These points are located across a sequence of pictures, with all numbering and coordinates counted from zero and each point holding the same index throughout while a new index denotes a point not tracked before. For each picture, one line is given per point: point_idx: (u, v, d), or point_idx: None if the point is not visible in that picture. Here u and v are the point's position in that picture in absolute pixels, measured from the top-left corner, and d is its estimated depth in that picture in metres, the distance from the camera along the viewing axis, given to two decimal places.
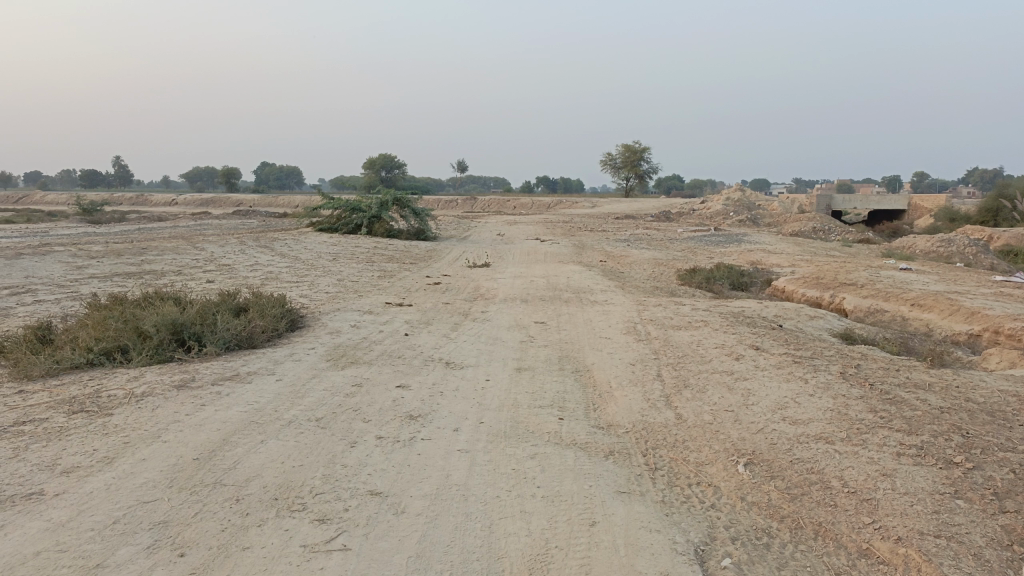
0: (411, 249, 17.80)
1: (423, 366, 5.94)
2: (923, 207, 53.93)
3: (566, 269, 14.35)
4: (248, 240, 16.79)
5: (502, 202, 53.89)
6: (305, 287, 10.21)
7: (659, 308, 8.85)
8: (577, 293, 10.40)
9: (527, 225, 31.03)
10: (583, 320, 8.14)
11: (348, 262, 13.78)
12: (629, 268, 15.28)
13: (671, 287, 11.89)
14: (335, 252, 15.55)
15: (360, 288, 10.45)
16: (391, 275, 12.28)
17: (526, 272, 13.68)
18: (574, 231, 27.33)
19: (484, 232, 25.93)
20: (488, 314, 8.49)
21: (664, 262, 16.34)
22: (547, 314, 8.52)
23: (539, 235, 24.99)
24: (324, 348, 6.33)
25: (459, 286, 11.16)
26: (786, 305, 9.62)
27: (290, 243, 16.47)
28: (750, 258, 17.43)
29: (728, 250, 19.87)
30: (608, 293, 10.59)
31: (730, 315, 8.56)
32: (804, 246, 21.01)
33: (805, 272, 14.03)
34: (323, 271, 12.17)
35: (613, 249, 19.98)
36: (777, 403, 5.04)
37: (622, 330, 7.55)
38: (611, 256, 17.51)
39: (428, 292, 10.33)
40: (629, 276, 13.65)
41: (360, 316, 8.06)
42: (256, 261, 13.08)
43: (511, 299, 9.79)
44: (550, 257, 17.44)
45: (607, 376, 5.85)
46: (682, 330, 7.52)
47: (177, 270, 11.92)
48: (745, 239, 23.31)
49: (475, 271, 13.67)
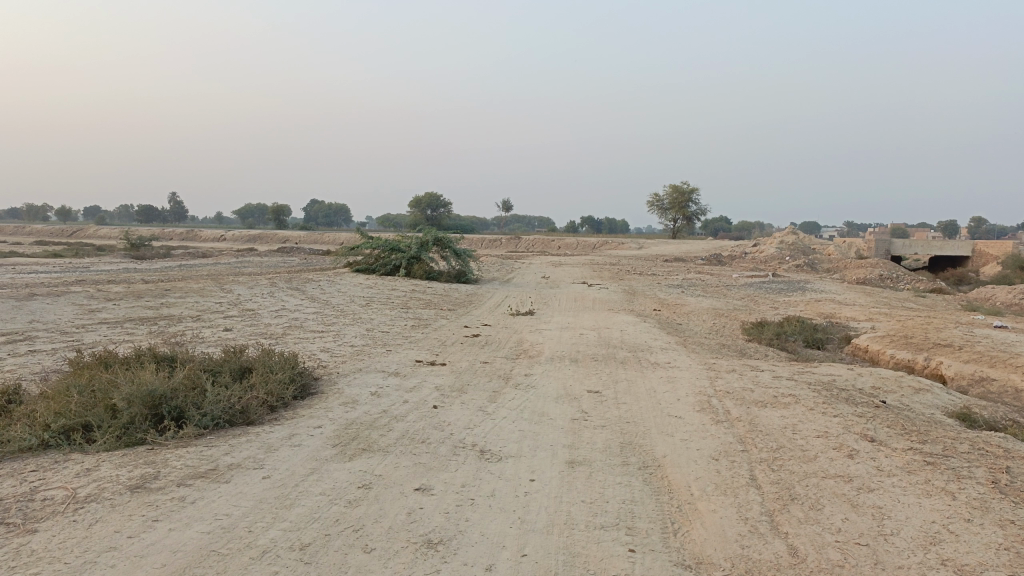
0: (452, 293, 16.74)
1: (452, 457, 4.75)
2: (990, 253, 51.27)
3: (617, 320, 13.10)
4: (280, 282, 15.92)
5: (547, 241, 52.81)
6: (328, 341, 9.16)
7: (734, 376, 7.54)
8: (634, 351, 9.14)
9: (573, 267, 29.79)
10: (646, 390, 6.87)
11: (381, 308, 12.77)
12: (686, 319, 13.97)
13: (739, 346, 10.56)
14: (370, 297, 14.56)
15: (390, 343, 9.36)
16: (426, 325, 11.19)
17: (575, 323, 12.45)
18: (623, 275, 25.98)
19: (528, 274, 24.79)
20: (534, 379, 7.29)
21: (725, 313, 14.95)
22: (603, 381, 7.28)
23: (586, 279, 23.81)
24: (332, 427, 5.19)
25: (501, 340, 10.00)
26: (882, 374, 8.23)
27: (324, 286, 15.54)
28: (820, 309, 15.93)
29: (792, 299, 18.39)
30: (668, 352, 9.33)
31: (820, 388, 7.21)
32: (874, 297, 19.42)
33: (887, 329, 12.55)
34: (352, 320, 11.14)
35: (666, 295, 18.66)
36: (924, 534, 3.72)
37: (694, 406, 6.27)
38: (666, 305, 16.18)
39: (467, 349, 9.20)
40: (689, 331, 12.31)
41: (384, 379, 6.94)
42: (282, 307, 12.12)
43: (561, 358, 8.58)
44: (599, 304, 16.17)
45: (685, 478, 4.58)
46: (768, 408, 6.21)
47: (195, 315, 11.00)
48: (808, 288, 21.72)
49: (519, 321, 12.51)
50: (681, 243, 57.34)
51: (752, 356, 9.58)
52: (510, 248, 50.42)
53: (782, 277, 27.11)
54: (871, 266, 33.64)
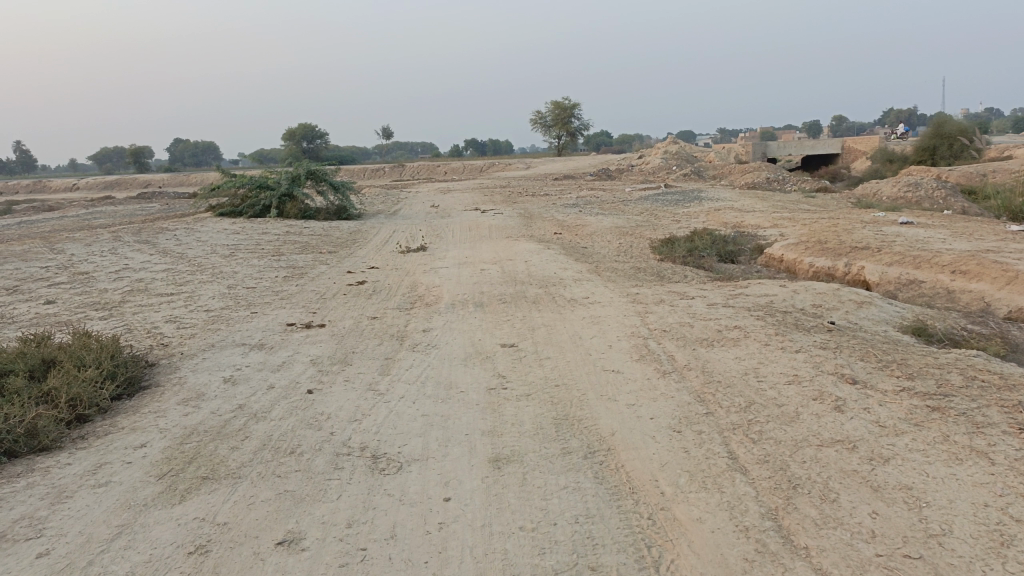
0: (331, 233, 15.01)
1: (333, 472, 3.44)
2: (858, 150, 53.25)
3: (518, 248, 11.93)
4: (127, 235, 13.71)
5: (432, 167, 50.77)
6: (178, 308, 7.51)
7: (666, 307, 6.50)
8: (545, 287, 7.97)
9: (462, 193, 28.28)
10: (570, 337, 5.71)
11: (249, 257, 11.04)
12: (591, 242, 12.96)
13: (655, 268, 9.59)
14: (235, 244, 12.70)
15: (257, 302, 7.79)
16: (301, 274, 9.60)
17: (474, 257, 11.14)
18: (515, 198, 24.74)
19: (415, 204, 23.14)
20: (435, 336, 5.99)
21: (630, 231, 14.02)
22: (517, 330, 6.06)
23: (478, 204, 22.48)
24: (162, 446, 3.75)
25: (391, 285, 8.62)
26: (819, 289, 7.43)
27: (181, 236, 13.49)
28: (724, 218, 15.28)
29: (693, 210, 17.76)
30: (583, 282, 8.24)
31: (764, 314, 6.28)
32: (770, 201, 19.14)
33: (799, 235, 11.96)
34: (212, 275, 9.42)
35: (564, 216, 17.63)
36: (983, 527, 2.75)
37: (632, 355, 5.17)
38: (566, 228, 15.10)
39: (353, 301, 7.76)
40: (598, 255, 11.27)
41: (244, 356, 5.45)
42: (125, 266, 10.19)
43: (463, 304, 7.28)
44: (495, 232, 14.90)
45: (647, 466, 3.46)
46: (717, 348, 5.19)
47: (9, 286, 8.99)
48: (704, 197, 21.19)
49: (410, 259, 11.09)
50: (568, 159, 56.55)
51: (672, 279, 8.63)
52: (394, 177, 48.12)
53: (674, 187, 26.61)
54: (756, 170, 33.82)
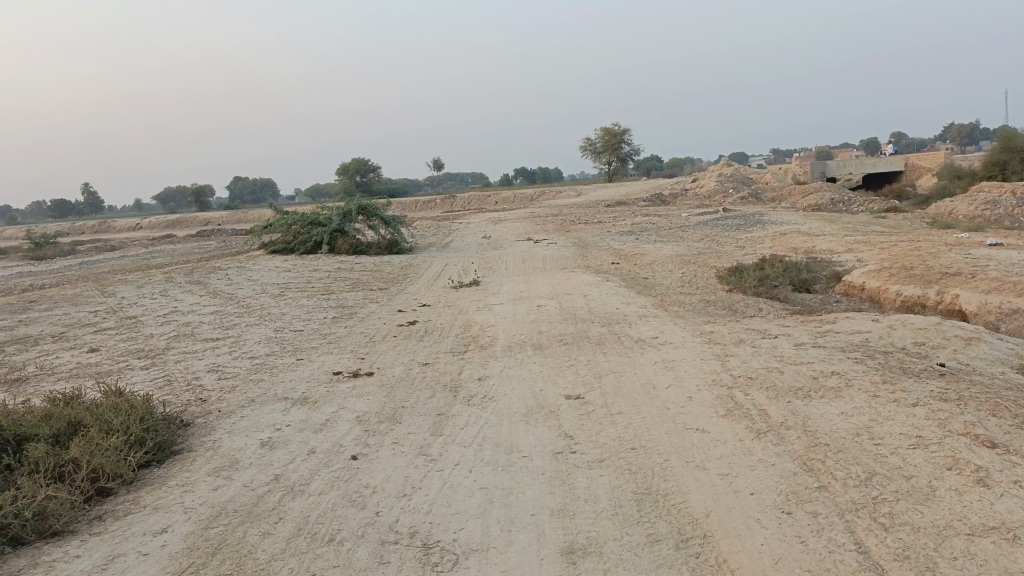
0: (382, 268, 14.68)
1: (379, 569, 2.91)
2: (922, 166, 51.28)
3: (575, 281, 11.37)
4: (180, 275, 13.61)
5: (483, 197, 50.68)
6: (221, 355, 7.14)
7: (748, 349, 5.84)
8: (609, 325, 7.38)
9: (513, 223, 27.87)
10: (642, 386, 5.10)
11: (298, 297, 10.73)
12: (651, 272, 12.32)
13: (726, 301, 8.91)
14: (286, 283, 12.44)
15: (304, 346, 7.38)
16: (350, 313, 9.20)
17: (530, 291, 10.62)
18: (568, 226, 24.20)
19: (467, 236, 22.79)
20: (493, 386, 5.45)
21: (693, 260, 13.31)
22: (583, 377, 5.49)
23: (530, 235, 22.04)
24: (186, 531, 3.28)
25: (443, 326, 8.15)
26: (916, 324, 6.68)
27: (232, 276, 13.31)
28: (792, 243, 14.45)
29: (755, 235, 16.97)
30: (649, 319, 7.63)
31: (861, 355, 5.57)
32: (837, 223, 18.21)
33: (878, 261, 11.12)
34: (259, 317, 9.08)
35: (620, 244, 17.02)
36: None
37: (717, 409, 4.54)
38: (624, 257, 14.47)
39: (404, 344, 7.29)
40: (661, 287, 10.62)
41: (285, 412, 5.00)
42: (174, 310, 9.96)
43: (521, 347, 6.73)
44: (550, 263, 14.36)
45: (757, 562, 2.84)
46: (816, 400, 4.52)
47: (56, 334, 8.79)
48: (766, 220, 20.31)
49: (463, 296, 10.62)
50: (620, 185, 55.89)
51: (746, 314, 7.94)
52: (446, 208, 48.14)
53: (733, 210, 25.72)
54: (817, 190, 32.62)
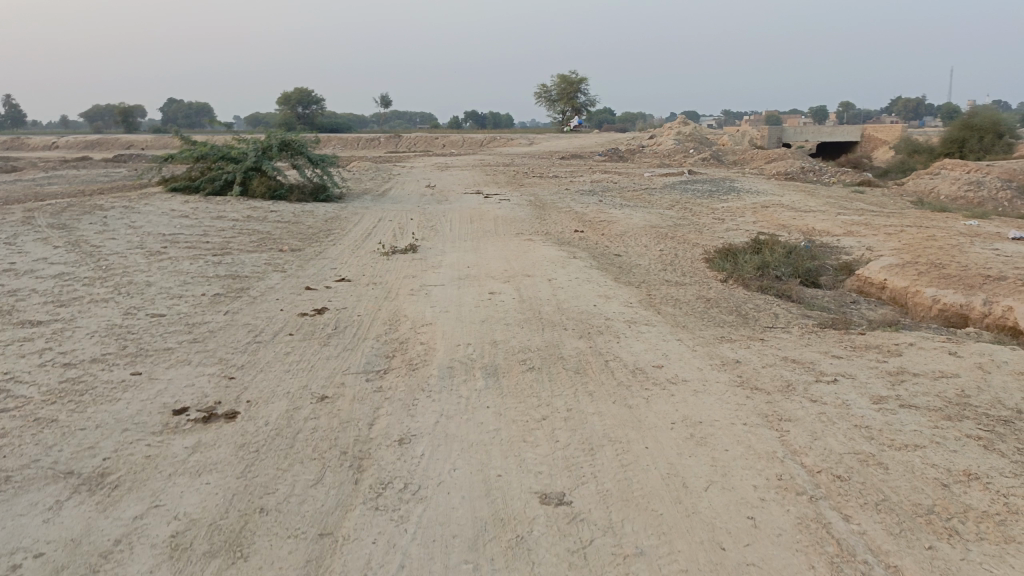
0: (303, 221, 12.29)
1: None
2: (878, 138, 50.46)
3: (534, 254, 9.36)
4: (45, 214, 11.00)
5: (429, 139, 47.82)
6: (26, 358, 4.86)
7: (808, 406, 3.91)
8: (588, 336, 5.37)
9: (460, 171, 25.55)
10: (665, 483, 3.12)
11: (182, 257, 8.40)
12: (623, 248, 10.37)
13: (729, 299, 6.98)
14: (177, 234, 10.03)
15: (154, 346, 5.17)
16: (241, 288, 6.96)
17: (479, 266, 8.52)
18: (520, 180, 22.00)
19: (408, 184, 20.43)
20: (422, 460, 3.39)
21: (669, 233, 11.39)
22: (564, 450, 3.47)
23: (479, 186, 19.85)
24: None
25: (362, 319, 6.04)
26: (1010, 358, 4.89)
27: (111, 221, 10.78)
28: (779, 220, 12.62)
29: (731, 205, 15.21)
30: (639, 328, 5.66)
31: (980, 429, 3.71)
32: (816, 196, 16.62)
33: (891, 253, 9.42)
34: (115, 289, 6.77)
35: (581, 206, 15.04)
36: None
37: (811, 559, 2.60)
38: (590, 225, 12.42)
39: (300, 352, 5.15)
40: (640, 271, 8.64)
41: (52, 514, 2.86)
42: (6, 268, 7.51)
43: (467, 372, 4.66)
44: (502, 228, 12.26)
45: None
46: (977, 553, 2.64)
47: None
48: (739, 188, 18.49)
49: (393, 269, 8.44)
50: (574, 137, 53.60)
51: (764, 324, 6.04)
52: (391, 150, 45.11)
53: (698, 174, 23.87)
54: (781, 157, 31.07)
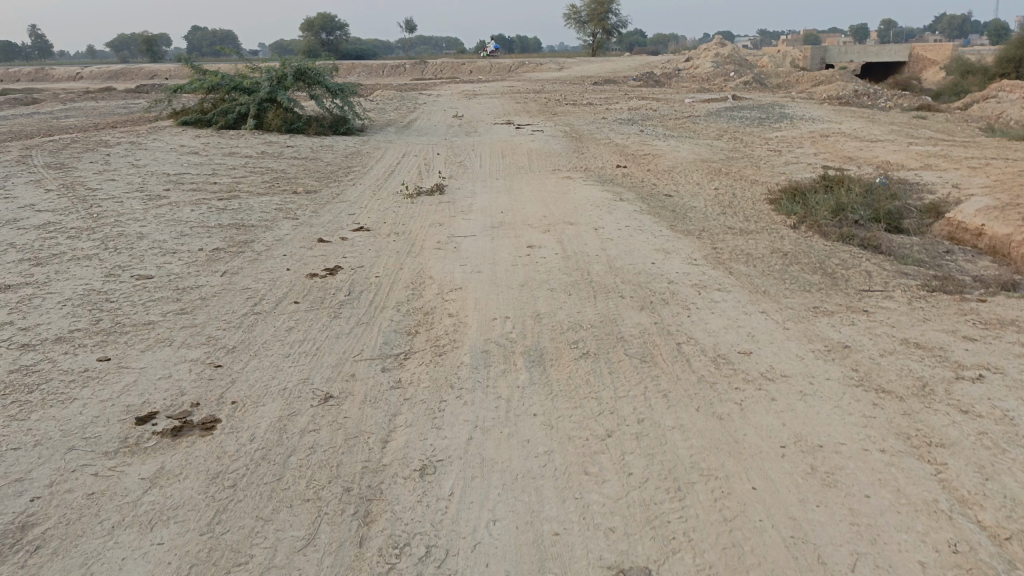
0: (321, 157, 11.35)
1: None
2: (929, 58, 47.48)
3: (575, 195, 8.37)
4: (43, 152, 10.18)
5: (457, 65, 46.05)
6: None
7: (960, 421, 2.96)
8: (651, 308, 4.44)
9: (489, 98, 24.23)
10: (790, 557, 2.24)
11: (183, 202, 7.53)
12: (673, 187, 9.31)
13: (808, 252, 5.96)
14: (182, 175, 9.16)
15: (131, 319, 4.34)
16: (243, 241, 6.09)
17: (515, 212, 7.57)
18: (553, 108, 20.71)
19: (435, 113, 19.28)
20: (450, 504, 2.53)
21: (723, 169, 10.27)
22: (643, 488, 2.59)
23: (509, 116, 18.63)
24: None
25: (380, 281, 5.15)
26: None
27: (113, 159, 9.94)
28: (845, 153, 11.38)
29: (785, 135, 13.92)
30: (709, 295, 4.71)
31: None
32: (878, 123, 15.21)
33: (984, 192, 8.26)
34: (101, 242, 5.93)
35: (621, 137, 13.86)
36: None
37: None
38: (633, 160, 11.30)
39: (304, 327, 4.29)
40: (696, 216, 7.61)
41: None
42: None
43: (506, 358, 3.78)
44: (536, 164, 11.22)
45: None
46: None
47: None
48: (792, 115, 17.06)
49: (418, 215, 7.52)
50: (608, 60, 51.35)
51: (859, 288, 5.04)
52: (417, 77, 43.51)
53: (743, 100, 22.30)
54: (830, 81, 29.10)
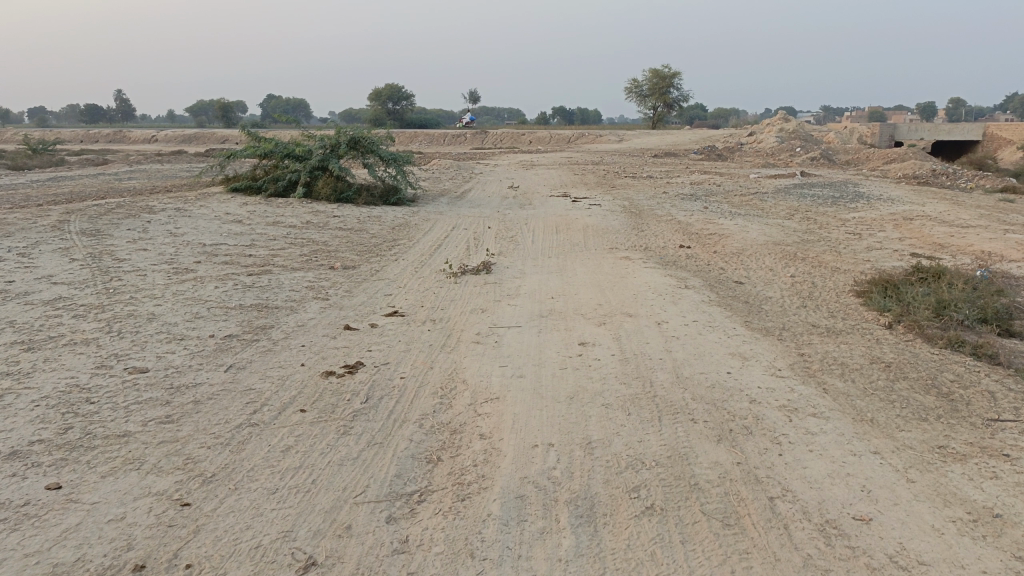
0: (368, 229, 10.88)
1: None
2: (1002, 137, 45.76)
3: (635, 280, 7.58)
4: (84, 217, 9.91)
5: (517, 135, 46.24)
6: None
7: None
8: (730, 440, 3.57)
9: (546, 169, 23.85)
10: None
11: (210, 277, 6.99)
12: (743, 274, 8.45)
13: (916, 365, 5.00)
14: (218, 245, 8.71)
15: (106, 428, 3.67)
16: (260, 327, 5.46)
17: (567, 298, 6.81)
18: (611, 180, 20.14)
19: (489, 184, 18.90)
20: None
21: (798, 253, 9.37)
22: None
23: (565, 188, 18.09)
24: None
25: (406, 384, 4.41)
26: None
27: (152, 226, 9.59)
28: (934, 240, 10.34)
29: (862, 216, 12.97)
30: (802, 423, 3.83)
31: None
32: (963, 206, 14.14)
33: None
34: (107, 324, 5.36)
35: (683, 213, 13.09)
36: None
37: None
38: (697, 240, 10.47)
39: (305, 446, 3.55)
40: (773, 309, 6.70)
41: None
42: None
43: (547, 508, 2.97)
44: (592, 241, 10.52)
45: None
46: None
47: None
48: (867, 195, 16.02)
49: (460, 299, 6.82)
50: (667, 133, 51.05)
51: (988, 420, 4.10)
52: (477, 146, 43.71)
53: (811, 176, 21.34)
54: (901, 159, 27.98)
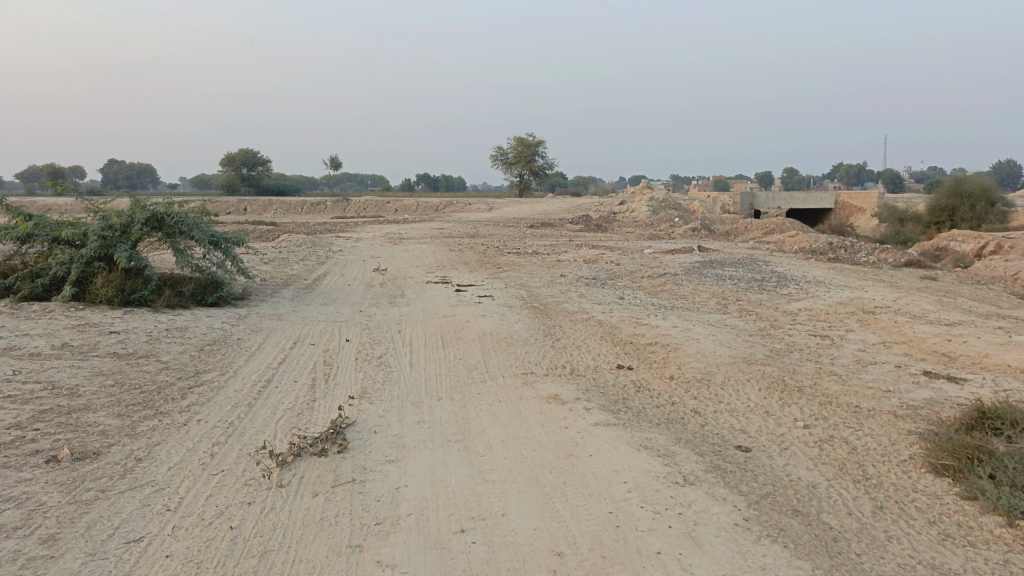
0: (162, 353, 7.29)
1: None
2: (853, 205, 47.74)
3: (593, 458, 4.54)
4: None
5: (382, 203, 43.04)
6: None
7: None
8: None
9: (417, 244, 20.83)
10: None
11: None
12: (735, 425, 5.61)
13: None
14: None
15: None
16: None
17: (491, 532, 3.58)
18: (494, 259, 17.37)
19: (349, 265, 15.57)
20: None
21: (788, 379, 6.71)
22: None
23: (443, 270, 15.03)
24: None
25: None
26: None
27: None
28: (932, 349, 8.02)
29: (808, 307, 10.75)
30: None
31: None
32: (903, 291, 12.33)
33: None
34: None
35: (598, 309, 10.35)
36: None
37: None
38: (638, 357, 7.64)
39: None
40: (850, 531, 3.82)
41: None
42: None
43: None
44: (494, 362, 7.45)
45: None
46: None
47: None
48: (791, 277, 13.98)
49: (281, 548, 3.48)
50: (536, 201, 49.69)
51: None
52: (336, 215, 40.20)
53: (709, 251, 19.54)
54: (780, 230, 27.28)
